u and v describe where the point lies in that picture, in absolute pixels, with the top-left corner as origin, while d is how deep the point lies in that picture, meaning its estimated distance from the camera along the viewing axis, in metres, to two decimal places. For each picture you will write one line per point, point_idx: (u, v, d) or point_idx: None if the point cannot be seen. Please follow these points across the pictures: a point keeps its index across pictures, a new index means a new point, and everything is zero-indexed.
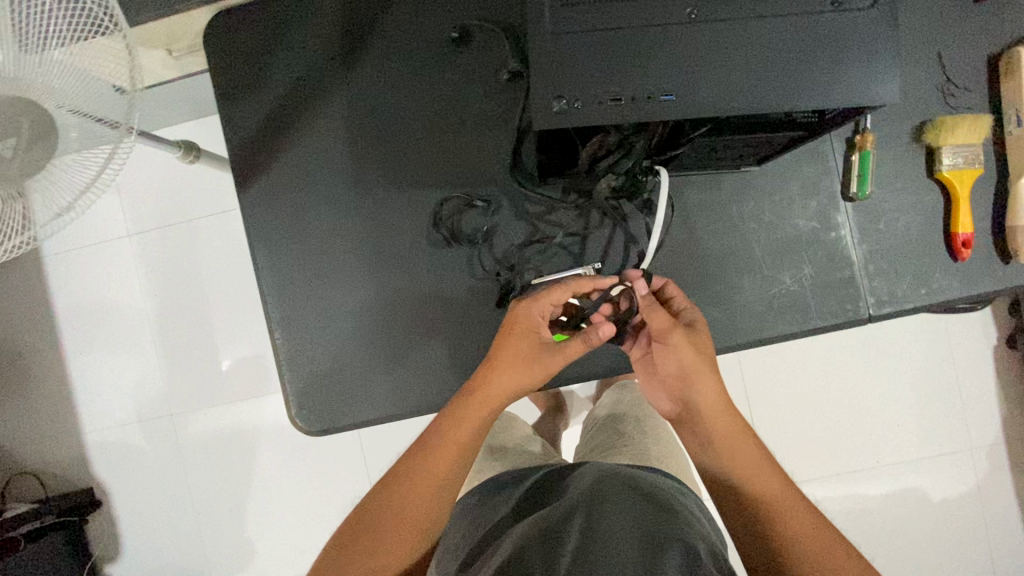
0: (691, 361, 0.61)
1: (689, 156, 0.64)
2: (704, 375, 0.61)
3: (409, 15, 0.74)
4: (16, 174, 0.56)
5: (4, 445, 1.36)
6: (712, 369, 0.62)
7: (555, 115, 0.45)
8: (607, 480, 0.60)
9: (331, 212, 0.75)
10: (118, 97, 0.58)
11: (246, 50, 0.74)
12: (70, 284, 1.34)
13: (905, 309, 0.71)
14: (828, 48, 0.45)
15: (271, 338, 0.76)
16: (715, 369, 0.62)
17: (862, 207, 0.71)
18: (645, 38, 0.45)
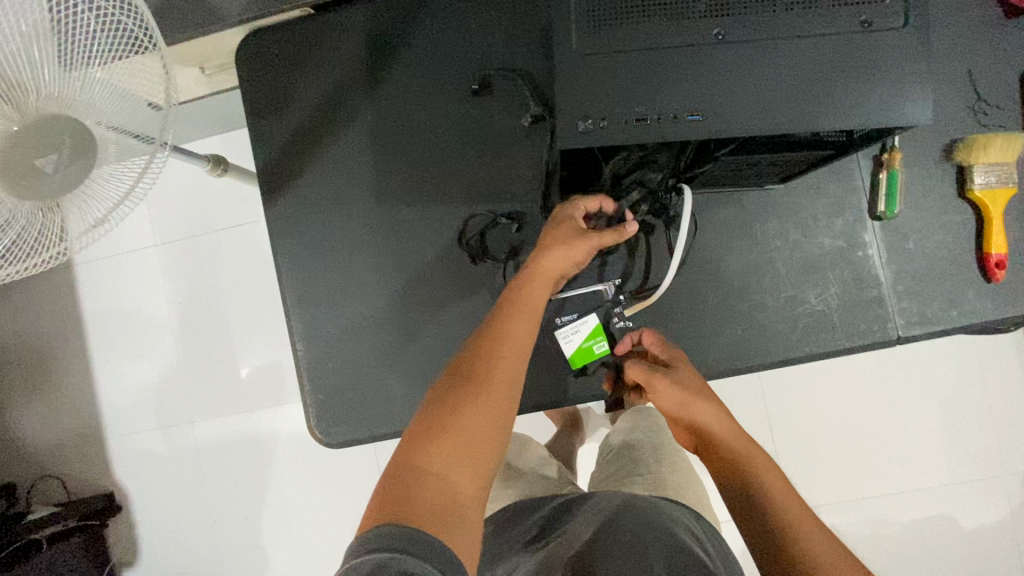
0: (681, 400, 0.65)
1: (714, 174, 0.64)
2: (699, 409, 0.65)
3: (434, 34, 0.75)
4: (57, 189, 0.56)
5: (29, 448, 1.39)
6: (707, 401, 0.66)
7: (581, 135, 0.46)
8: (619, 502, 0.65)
9: (354, 226, 0.76)
10: (153, 113, 0.59)
11: (277, 69, 0.77)
12: (99, 291, 1.38)
13: (936, 330, 0.69)
14: (859, 67, 0.45)
15: (293, 349, 0.77)
16: (711, 400, 0.66)
17: (890, 226, 0.70)
18: (671, 58, 0.45)
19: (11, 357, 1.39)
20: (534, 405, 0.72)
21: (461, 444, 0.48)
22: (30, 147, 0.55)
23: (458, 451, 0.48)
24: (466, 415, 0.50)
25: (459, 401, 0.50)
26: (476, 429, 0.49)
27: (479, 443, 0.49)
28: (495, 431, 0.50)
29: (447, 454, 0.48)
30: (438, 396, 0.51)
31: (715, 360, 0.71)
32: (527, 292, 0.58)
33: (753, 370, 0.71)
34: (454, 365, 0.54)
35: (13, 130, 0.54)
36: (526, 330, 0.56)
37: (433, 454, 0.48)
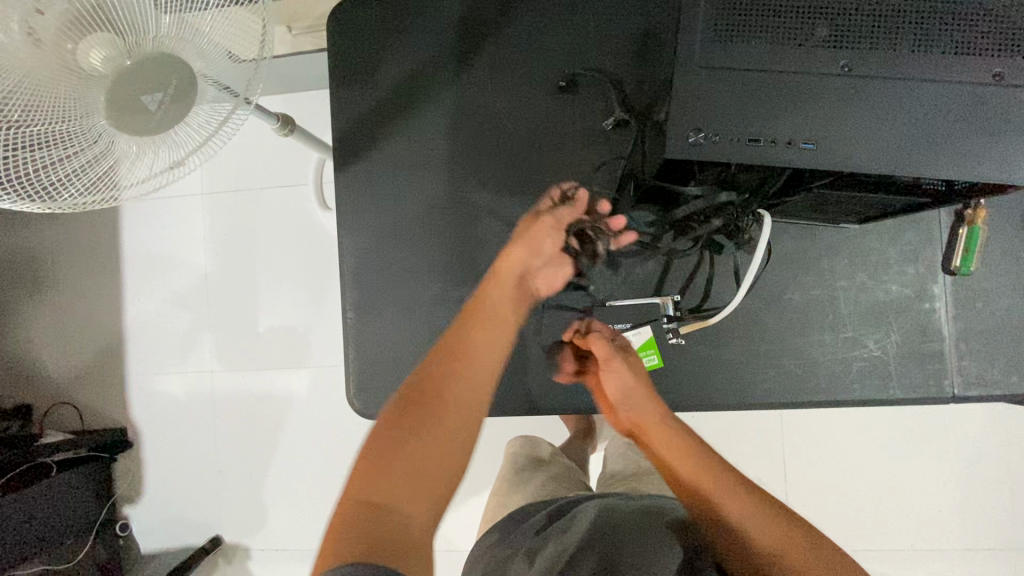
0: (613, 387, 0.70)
1: (798, 204, 0.63)
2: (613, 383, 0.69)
3: (527, 26, 0.75)
4: (157, 127, 0.57)
5: (52, 373, 1.41)
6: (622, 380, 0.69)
7: (690, 147, 0.46)
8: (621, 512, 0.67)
9: (420, 205, 0.77)
10: (238, 67, 0.60)
11: (365, 40, 0.77)
12: (142, 231, 1.40)
13: (993, 394, 0.68)
14: (984, 118, 0.44)
15: (342, 317, 0.78)
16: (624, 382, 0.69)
17: (961, 283, 0.69)
18: (792, 84, 0.45)
19: (47, 283, 1.42)
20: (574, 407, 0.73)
21: (411, 472, 0.52)
22: (136, 83, 0.56)
23: (412, 485, 0.51)
24: (419, 445, 0.53)
25: (418, 427, 0.54)
26: (426, 460, 0.53)
27: (429, 475, 0.53)
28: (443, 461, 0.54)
29: (401, 487, 0.51)
30: (395, 425, 0.54)
31: (763, 390, 0.71)
32: (483, 318, 0.64)
33: (798, 405, 0.71)
34: (400, 396, 0.57)
35: (125, 63, 0.55)
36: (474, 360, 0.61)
37: (380, 481, 0.51)
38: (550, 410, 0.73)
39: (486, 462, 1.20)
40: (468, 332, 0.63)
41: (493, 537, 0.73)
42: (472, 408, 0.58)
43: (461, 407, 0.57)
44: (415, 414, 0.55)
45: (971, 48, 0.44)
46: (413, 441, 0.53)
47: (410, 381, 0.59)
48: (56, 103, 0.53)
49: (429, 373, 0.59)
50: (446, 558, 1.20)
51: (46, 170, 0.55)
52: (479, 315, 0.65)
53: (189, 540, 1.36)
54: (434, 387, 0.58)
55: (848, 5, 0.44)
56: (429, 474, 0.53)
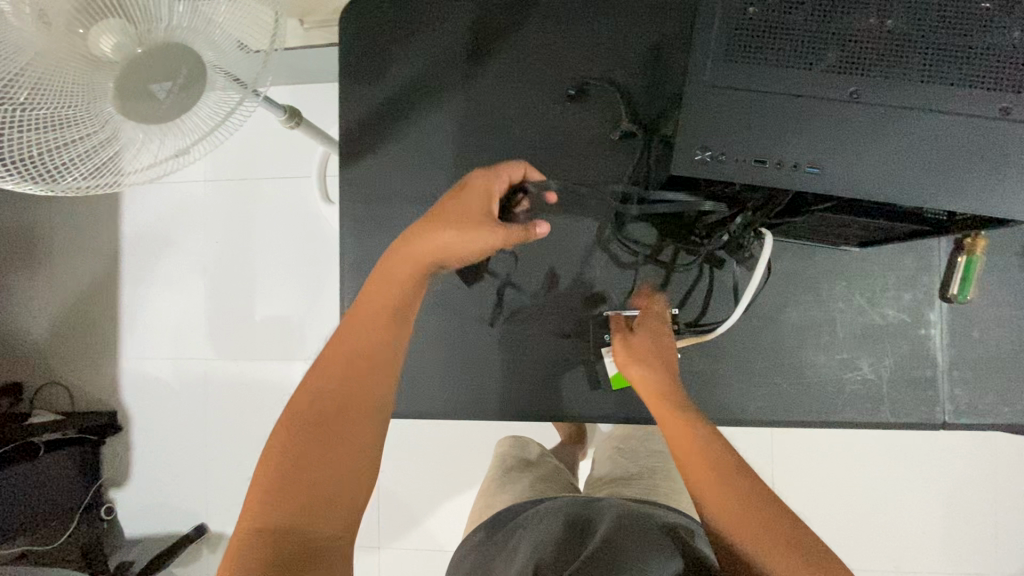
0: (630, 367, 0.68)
1: (800, 225, 0.63)
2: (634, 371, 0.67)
3: (539, 31, 0.75)
4: (165, 116, 0.57)
5: (45, 353, 1.41)
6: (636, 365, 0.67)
7: (697, 165, 0.46)
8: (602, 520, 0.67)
9: (423, 205, 0.77)
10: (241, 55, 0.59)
11: (376, 37, 0.77)
12: (141, 215, 1.39)
13: (983, 423, 0.69)
14: (989, 152, 0.44)
15: (339, 313, 0.78)
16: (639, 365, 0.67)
17: (957, 311, 0.69)
18: (799, 108, 0.45)
19: (43, 260, 1.41)
20: (565, 414, 0.73)
21: (305, 488, 0.49)
22: (147, 71, 0.56)
23: (314, 498, 0.49)
24: (322, 459, 0.50)
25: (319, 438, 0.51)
26: (326, 472, 0.50)
27: (335, 485, 0.50)
28: (352, 465, 0.51)
29: (303, 502, 0.48)
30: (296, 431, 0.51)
31: (755, 409, 0.71)
32: (383, 309, 0.58)
33: (791, 425, 0.71)
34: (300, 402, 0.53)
35: (136, 52, 0.55)
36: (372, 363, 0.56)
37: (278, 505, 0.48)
38: (542, 415, 0.73)
39: (474, 464, 1.20)
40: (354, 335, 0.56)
41: (476, 537, 0.73)
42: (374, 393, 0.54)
43: (362, 411, 0.53)
44: (309, 438, 0.51)
45: (978, 82, 0.44)
46: (311, 461, 0.50)
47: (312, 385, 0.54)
48: (64, 87, 0.53)
49: (335, 350, 0.56)
50: (429, 557, 1.20)
51: (51, 154, 0.55)
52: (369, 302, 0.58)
53: (174, 527, 1.36)
54: (340, 391, 0.54)
55: (857, 33, 0.45)
56: (325, 492, 0.49)
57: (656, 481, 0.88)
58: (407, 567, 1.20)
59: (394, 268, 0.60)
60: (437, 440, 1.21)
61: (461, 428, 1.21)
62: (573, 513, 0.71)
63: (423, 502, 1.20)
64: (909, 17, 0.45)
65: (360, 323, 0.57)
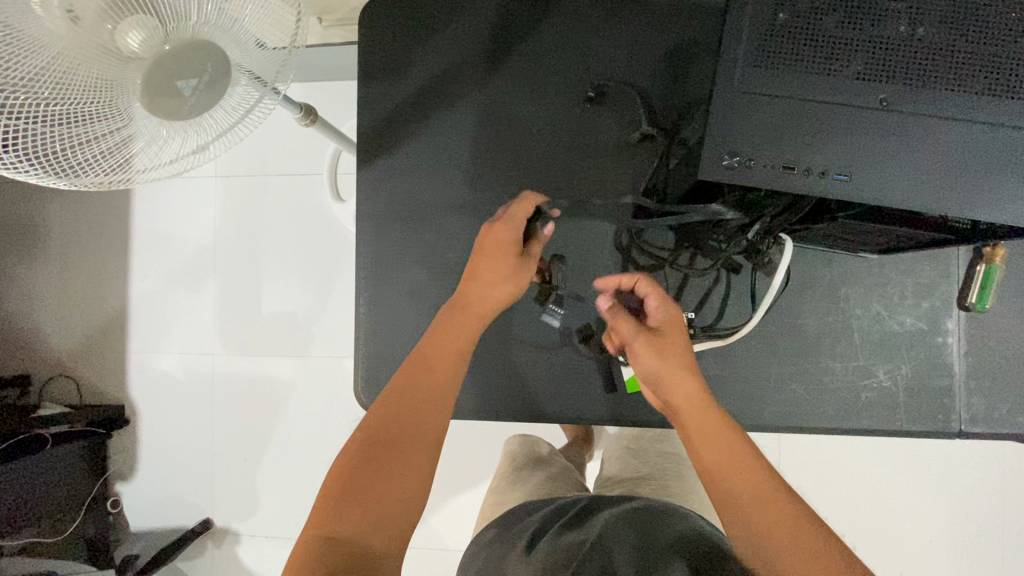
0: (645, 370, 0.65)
1: (820, 231, 0.63)
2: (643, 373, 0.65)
3: (559, 32, 0.75)
4: (187, 112, 0.57)
5: (55, 344, 1.41)
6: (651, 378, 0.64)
7: (724, 170, 0.46)
8: (618, 515, 0.67)
9: (440, 204, 0.77)
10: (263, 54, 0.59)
11: (396, 36, 0.77)
12: (153, 210, 1.39)
13: (999, 433, 0.68)
14: (1018, 162, 0.44)
15: (354, 311, 0.78)
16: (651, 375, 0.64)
17: (975, 320, 0.69)
18: (828, 114, 0.45)
19: (55, 253, 1.41)
20: (579, 415, 0.73)
21: (368, 503, 0.54)
22: (171, 69, 0.56)
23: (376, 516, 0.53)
24: (383, 481, 0.55)
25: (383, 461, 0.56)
26: (387, 489, 0.55)
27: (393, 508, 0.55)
28: (411, 485, 0.56)
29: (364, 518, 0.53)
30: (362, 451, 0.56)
31: (770, 414, 0.71)
32: (441, 352, 0.63)
33: (805, 430, 0.71)
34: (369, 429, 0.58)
35: (163, 49, 0.55)
36: (442, 385, 0.62)
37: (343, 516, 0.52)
38: (556, 416, 0.73)
39: (481, 463, 1.20)
40: (423, 374, 0.61)
41: (487, 537, 0.73)
42: (433, 424, 0.60)
43: (426, 434, 0.59)
44: (375, 455, 0.56)
45: (1009, 92, 0.44)
46: (376, 477, 0.55)
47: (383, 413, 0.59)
48: (91, 83, 0.54)
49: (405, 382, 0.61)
50: (435, 556, 1.20)
51: (75, 149, 0.55)
52: (435, 344, 0.64)
53: (180, 520, 1.36)
54: (405, 414, 0.59)
55: (888, 40, 0.44)
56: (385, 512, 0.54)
57: (666, 483, 0.88)
58: (412, 565, 1.20)
59: (457, 323, 0.65)
60: (445, 439, 1.21)
61: (469, 427, 1.21)
62: (585, 513, 0.71)
63: (430, 500, 1.21)
64: (940, 25, 0.44)
65: (426, 363, 0.62)
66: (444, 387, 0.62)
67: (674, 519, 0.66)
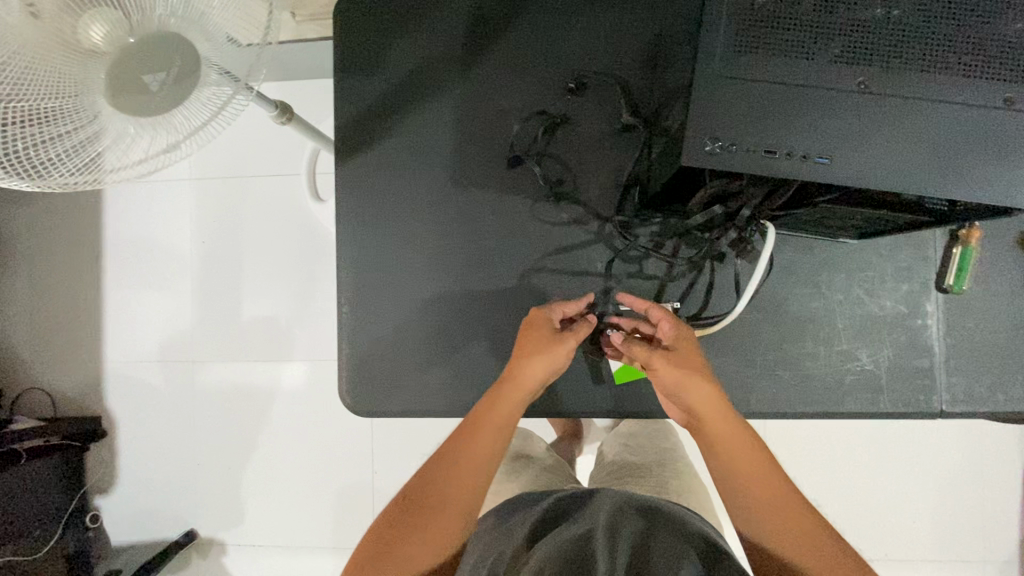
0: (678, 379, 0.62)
1: (801, 218, 0.63)
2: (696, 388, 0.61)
3: (538, 24, 0.74)
4: (156, 108, 0.55)
5: (27, 356, 1.36)
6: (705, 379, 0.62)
7: (707, 155, 0.45)
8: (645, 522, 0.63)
9: (421, 201, 0.76)
10: (234, 49, 0.56)
11: (372, 30, 0.76)
12: (126, 216, 1.36)
13: (979, 412, 0.70)
14: (993, 142, 0.45)
15: (336, 311, 0.76)
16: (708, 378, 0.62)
17: (952, 301, 0.70)
18: (807, 98, 0.45)
19: (24, 263, 1.37)
20: (568, 410, 0.73)
21: (399, 569, 0.55)
22: (139, 62, 0.53)
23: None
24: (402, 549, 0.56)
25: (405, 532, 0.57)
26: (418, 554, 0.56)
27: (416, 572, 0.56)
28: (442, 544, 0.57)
29: None
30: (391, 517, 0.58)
31: (757, 401, 0.71)
32: (489, 424, 0.61)
33: (792, 416, 0.71)
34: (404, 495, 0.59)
35: (129, 42, 0.53)
36: (472, 476, 0.60)
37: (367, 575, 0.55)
38: (545, 412, 0.73)
39: None
40: (462, 452, 0.60)
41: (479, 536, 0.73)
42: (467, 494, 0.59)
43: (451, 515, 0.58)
44: (396, 527, 0.57)
45: (983, 73, 0.44)
46: (388, 563, 0.55)
47: (422, 480, 0.60)
48: (52, 79, 0.51)
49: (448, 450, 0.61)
50: None
51: (37, 149, 0.52)
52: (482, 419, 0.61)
53: (164, 533, 1.33)
54: (425, 489, 0.59)
55: (862, 24, 0.45)
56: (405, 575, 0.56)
57: (662, 477, 0.89)
58: None
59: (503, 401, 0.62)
60: None
61: None
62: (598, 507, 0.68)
63: None
64: (914, 8, 0.45)
65: (471, 436, 0.61)
66: (478, 460, 0.61)
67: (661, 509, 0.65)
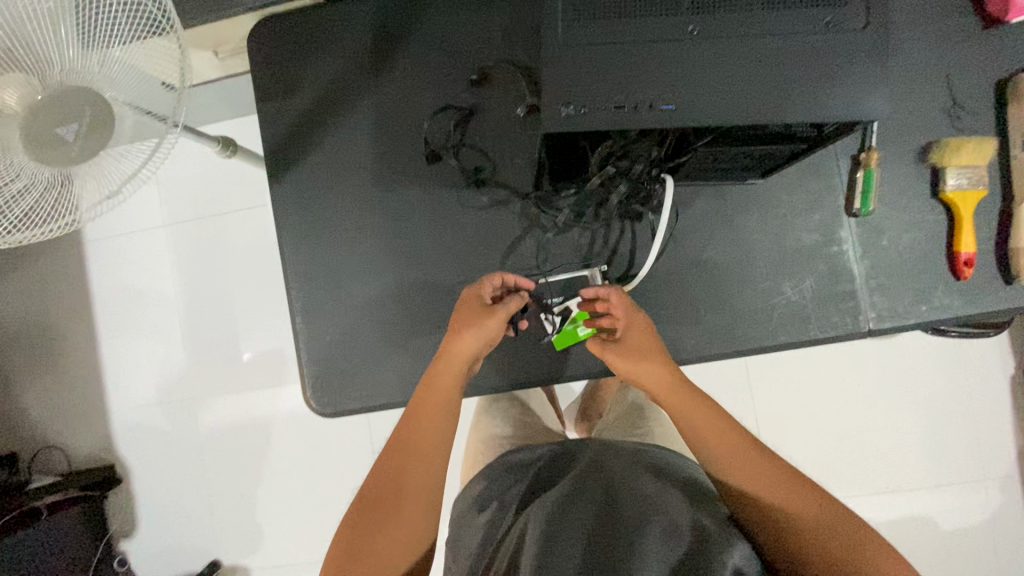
0: (626, 367, 0.68)
1: (696, 166, 0.66)
2: (652, 371, 0.67)
3: (435, 25, 0.79)
4: (76, 156, 0.60)
5: (34, 417, 1.42)
6: (660, 362, 0.67)
7: (563, 120, 0.49)
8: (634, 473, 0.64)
9: (354, 208, 0.80)
10: (167, 94, 0.63)
11: (282, 56, 0.80)
12: (107, 270, 1.42)
13: (907, 324, 0.72)
14: (823, 64, 0.48)
15: (291, 324, 0.81)
16: (664, 359, 0.67)
17: (864, 223, 0.73)
18: (644, 54, 0.48)
19: (20, 329, 1.43)
20: (517, 383, 0.77)
21: (383, 536, 0.61)
22: (55, 117, 0.58)
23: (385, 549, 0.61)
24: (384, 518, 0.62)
25: (386, 505, 0.63)
26: (387, 546, 0.61)
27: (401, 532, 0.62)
28: (417, 515, 0.63)
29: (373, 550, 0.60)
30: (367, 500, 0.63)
31: (695, 346, 0.74)
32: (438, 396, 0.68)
33: (731, 357, 0.74)
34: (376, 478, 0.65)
35: (38, 99, 0.58)
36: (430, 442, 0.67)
37: (355, 548, 0.60)
38: (495, 388, 0.76)
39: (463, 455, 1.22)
40: (418, 425, 0.67)
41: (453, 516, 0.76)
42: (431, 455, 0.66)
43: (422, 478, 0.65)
44: (373, 510, 0.62)
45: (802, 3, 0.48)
46: (371, 533, 0.61)
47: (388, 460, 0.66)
48: None
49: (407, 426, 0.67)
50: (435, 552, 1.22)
51: None
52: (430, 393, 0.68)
53: (188, 566, 1.38)
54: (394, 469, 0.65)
55: None
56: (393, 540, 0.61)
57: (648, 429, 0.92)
58: None
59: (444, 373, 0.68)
60: None
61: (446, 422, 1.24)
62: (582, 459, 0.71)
63: None
64: None
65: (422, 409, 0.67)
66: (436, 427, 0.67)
67: (642, 463, 0.67)
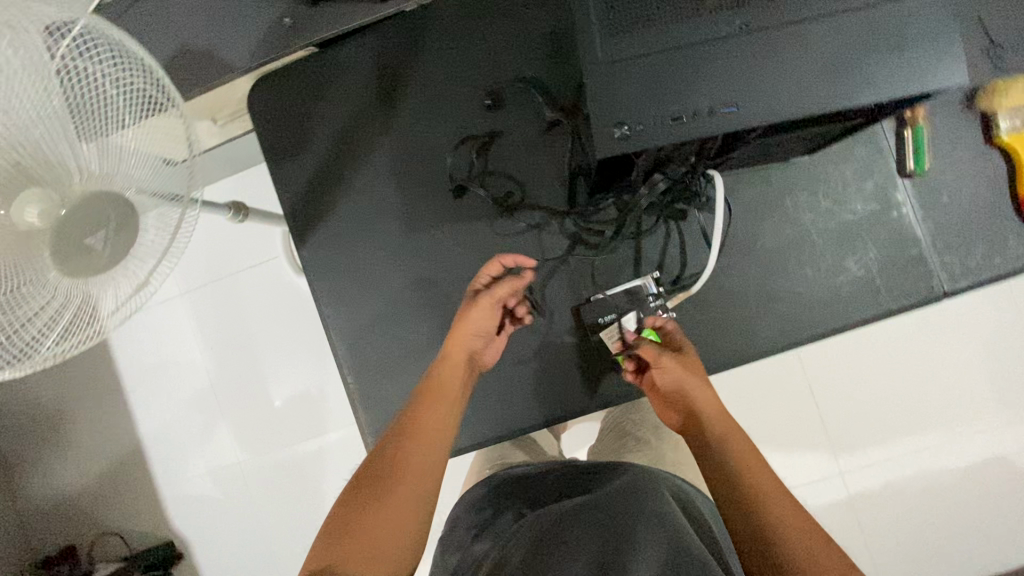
0: (678, 373, 0.65)
1: (743, 157, 0.64)
2: (695, 386, 0.64)
3: (438, 53, 0.75)
4: (106, 261, 0.57)
5: (88, 507, 1.41)
6: (703, 381, 0.65)
7: (618, 141, 0.46)
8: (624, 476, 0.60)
9: (387, 255, 0.77)
10: (170, 169, 0.59)
11: (286, 113, 0.77)
12: (133, 348, 1.40)
13: (984, 280, 0.69)
14: (886, 36, 0.44)
15: (344, 383, 0.78)
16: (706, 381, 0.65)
17: (920, 183, 0.70)
18: (694, 57, 0.45)
19: (57, 421, 1.41)
20: (588, 407, 0.74)
21: (373, 526, 0.52)
22: (76, 229, 0.54)
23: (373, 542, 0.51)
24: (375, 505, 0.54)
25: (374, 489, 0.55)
26: (380, 526, 0.52)
27: (393, 523, 0.53)
28: (409, 510, 0.54)
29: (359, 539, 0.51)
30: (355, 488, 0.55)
31: (765, 340, 0.71)
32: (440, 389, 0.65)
33: (804, 344, 0.71)
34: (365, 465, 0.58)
35: (61, 214, 0.53)
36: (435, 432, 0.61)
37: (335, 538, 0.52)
38: (566, 416, 0.74)
39: None
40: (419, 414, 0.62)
41: None
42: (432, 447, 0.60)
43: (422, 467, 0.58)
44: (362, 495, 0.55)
45: None
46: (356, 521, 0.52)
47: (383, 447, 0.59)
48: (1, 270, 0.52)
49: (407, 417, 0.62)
50: None
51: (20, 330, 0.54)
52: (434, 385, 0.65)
53: None
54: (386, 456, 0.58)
55: None
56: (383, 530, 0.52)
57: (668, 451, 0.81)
58: None
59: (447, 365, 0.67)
60: None
61: None
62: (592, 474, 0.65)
63: None
64: None
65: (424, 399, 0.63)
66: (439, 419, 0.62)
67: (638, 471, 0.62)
